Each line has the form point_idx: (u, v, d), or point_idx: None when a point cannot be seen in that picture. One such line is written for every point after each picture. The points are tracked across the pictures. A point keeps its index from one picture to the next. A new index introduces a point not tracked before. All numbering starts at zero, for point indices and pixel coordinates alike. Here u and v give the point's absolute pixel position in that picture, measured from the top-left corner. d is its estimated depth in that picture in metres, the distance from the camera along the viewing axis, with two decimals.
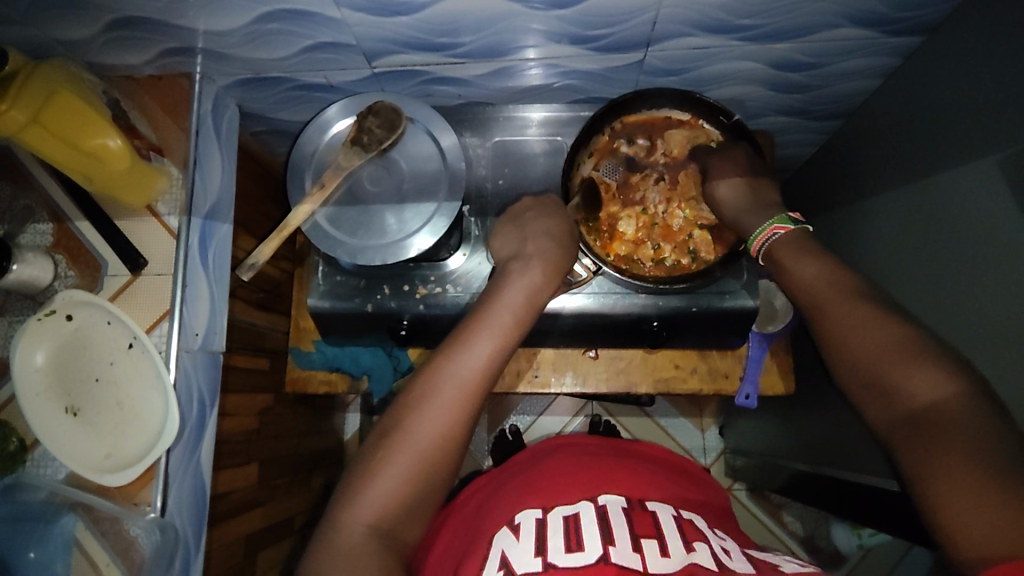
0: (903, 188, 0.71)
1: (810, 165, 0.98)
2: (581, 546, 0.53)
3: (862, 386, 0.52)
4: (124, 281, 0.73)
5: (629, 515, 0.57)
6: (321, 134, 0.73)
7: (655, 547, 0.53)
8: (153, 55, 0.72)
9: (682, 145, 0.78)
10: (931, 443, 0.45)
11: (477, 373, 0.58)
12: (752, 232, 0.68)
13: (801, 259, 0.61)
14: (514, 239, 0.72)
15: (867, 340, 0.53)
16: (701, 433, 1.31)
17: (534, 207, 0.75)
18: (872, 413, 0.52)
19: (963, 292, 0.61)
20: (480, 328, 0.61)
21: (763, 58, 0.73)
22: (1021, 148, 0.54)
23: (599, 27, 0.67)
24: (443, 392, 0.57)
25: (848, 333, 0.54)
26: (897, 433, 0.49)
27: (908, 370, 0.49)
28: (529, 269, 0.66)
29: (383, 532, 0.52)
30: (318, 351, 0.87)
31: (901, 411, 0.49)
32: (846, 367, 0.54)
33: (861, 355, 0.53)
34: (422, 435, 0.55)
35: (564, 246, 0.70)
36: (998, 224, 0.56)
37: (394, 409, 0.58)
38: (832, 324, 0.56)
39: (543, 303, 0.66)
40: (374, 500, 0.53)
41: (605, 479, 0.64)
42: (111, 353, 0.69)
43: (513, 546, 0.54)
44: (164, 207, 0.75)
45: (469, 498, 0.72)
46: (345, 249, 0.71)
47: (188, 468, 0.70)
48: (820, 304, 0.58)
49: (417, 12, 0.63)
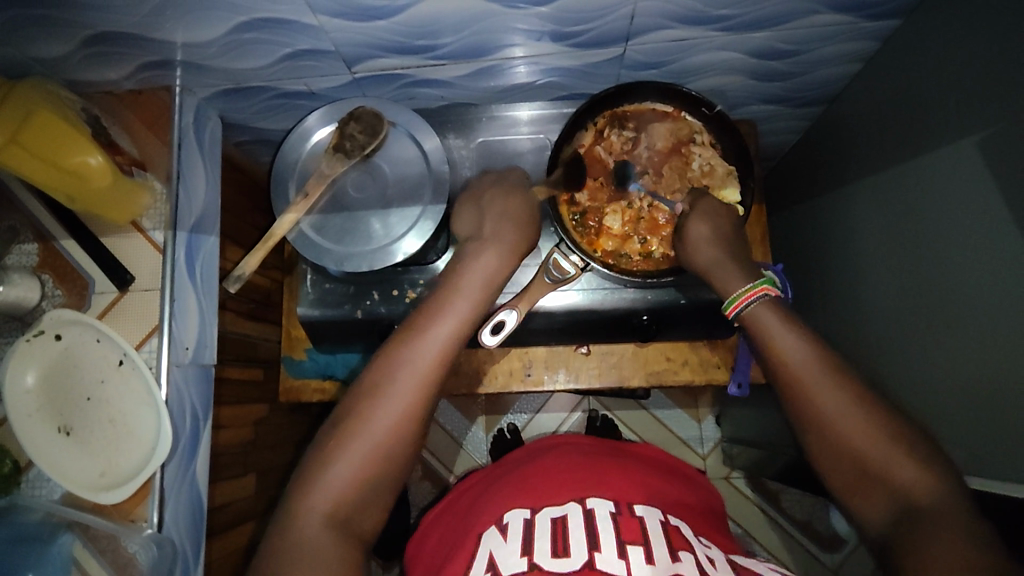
0: (885, 172, 0.71)
1: (795, 153, 0.98)
2: (567, 551, 0.52)
3: (851, 477, 0.55)
4: (112, 298, 0.73)
5: (616, 520, 0.57)
6: (303, 143, 0.73)
7: (641, 556, 0.52)
8: (132, 69, 0.72)
9: (666, 137, 0.79)
10: (922, 534, 0.48)
11: (435, 359, 0.59)
12: (731, 295, 0.66)
13: (781, 329, 0.62)
14: (474, 217, 0.72)
15: (855, 428, 0.55)
16: (697, 423, 1.31)
17: (495, 188, 0.74)
18: (868, 513, 0.54)
19: (948, 274, 0.61)
20: (436, 314, 0.61)
21: (743, 48, 0.73)
22: (1002, 127, 0.54)
23: (576, 24, 0.67)
24: (402, 377, 0.57)
25: (838, 421, 0.56)
26: (897, 529, 0.51)
27: (893, 460, 0.53)
28: (486, 249, 0.66)
29: (339, 521, 0.52)
30: (310, 359, 0.87)
31: (895, 503, 0.52)
32: (834, 457, 0.56)
33: (853, 445, 0.55)
34: (376, 420, 0.56)
35: (523, 230, 0.70)
36: (979, 205, 0.57)
37: (351, 397, 0.58)
38: (824, 410, 0.57)
39: (503, 283, 0.66)
40: (333, 485, 0.53)
41: (596, 481, 0.64)
42: (101, 371, 0.69)
43: (501, 547, 0.54)
44: (150, 223, 0.74)
45: (461, 494, 0.72)
46: (332, 256, 0.70)
47: (184, 480, 0.71)
48: (806, 385, 0.58)
49: (394, 16, 0.63)
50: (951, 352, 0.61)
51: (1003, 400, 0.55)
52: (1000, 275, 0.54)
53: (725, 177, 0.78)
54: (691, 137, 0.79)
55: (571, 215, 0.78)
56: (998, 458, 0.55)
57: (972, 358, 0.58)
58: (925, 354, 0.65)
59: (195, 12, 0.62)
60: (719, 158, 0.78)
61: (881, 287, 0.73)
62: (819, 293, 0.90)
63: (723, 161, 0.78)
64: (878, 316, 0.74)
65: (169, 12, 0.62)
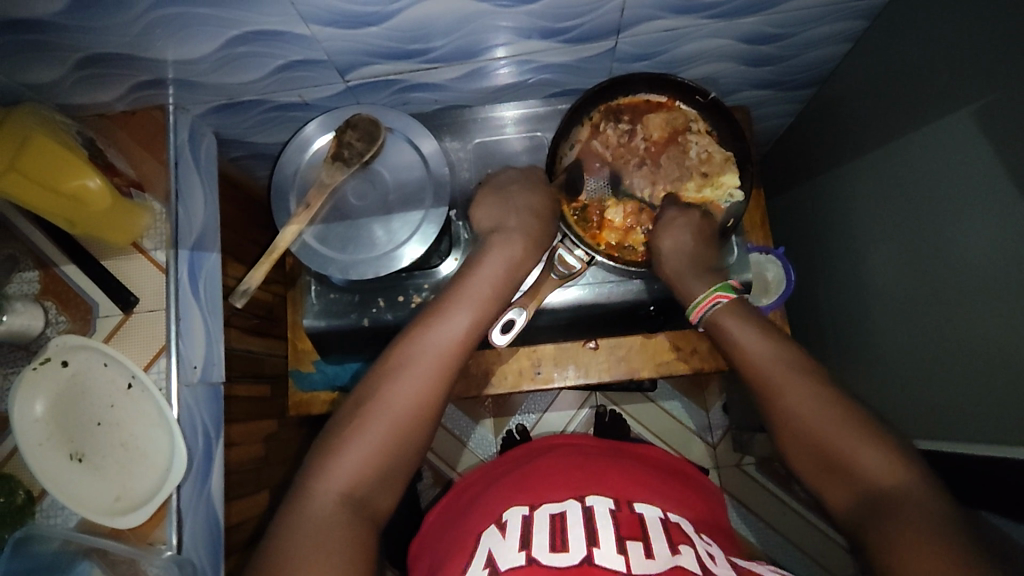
0: (882, 149, 0.72)
1: (788, 137, 0.99)
2: (565, 546, 0.52)
3: (818, 468, 0.56)
4: (118, 320, 0.72)
5: (616, 517, 0.56)
6: (302, 153, 0.73)
7: (640, 550, 0.52)
8: (125, 89, 0.72)
9: (662, 127, 0.79)
10: (885, 521, 0.49)
11: (455, 342, 0.60)
12: (691, 301, 0.70)
13: (739, 329, 0.65)
14: (497, 208, 0.73)
15: (821, 420, 0.56)
16: (706, 411, 1.31)
17: (519, 181, 0.76)
18: (839, 506, 0.54)
19: (950, 246, 0.61)
20: (455, 300, 0.62)
21: (733, 34, 0.73)
22: (999, 96, 0.54)
23: (568, 20, 0.67)
24: (423, 360, 0.58)
25: (799, 414, 0.57)
26: (866, 517, 0.51)
27: (856, 449, 0.53)
28: (511, 243, 0.68)
29: (354, 500, 0.52)
30: (318, 369, 0.87)
31: (861, 493, 0.52)
32: (802, 452, 0.57)
33: (814, 435, 0.56)
34: (396, 401, 0.56)
35: (545, 225, 0.72)
36: (979, 175, 0.57)
37: (370, 377, 0.58)
38: (785, 406, 0.58)
39: (522, 275, 0.68)
40: (349, 465, 0.53)
41: (596, 480, 0.63)
42: (110, 396, 0.68)
43: (500, 544, 0.54)
44: (150, 243, 0.74)
45: (462, 492, 0.72)
46: (337, 265, 0.70)
47: (200, 498, 0.71)
48: (768, 383, 0.60)
49: (386, 21, 0.63)
50: (956, 323, 0.61)
51: (1008, 367, 0.55)
52: (1004, 243, 0.55)
53: (723, 162, 0.78)
54: (687, 125, 0.79)
55: (572, 210, 0.78)
56: (1004, 425, 0.56)
57: (979, 329, 0.58)
58: (931, 327, 0.65)
59: (186, 29, 0.62)
60: (716, 145, 0.78)
61: (883, 264, 0.73)
62: (820, 275, 0.90)
63: (720, 147, 0.78)
64: (880, 292, 0.74)
65: (159, 29, 0.61)
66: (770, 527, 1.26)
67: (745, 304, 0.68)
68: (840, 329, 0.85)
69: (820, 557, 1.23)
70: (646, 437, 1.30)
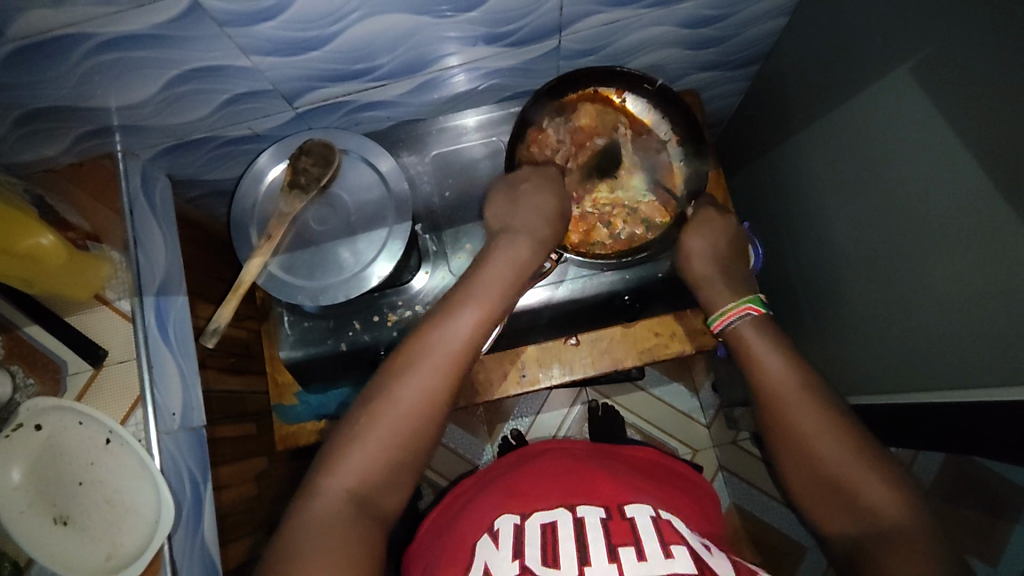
0: (830, 116, 0.73)
1: (741, 114, 1.01)
2: (557, 563, 0.50)
3: (827, 493, 0.55)
4: (89, 375, 0.70)
5: (605, 526, 0.55)
6: (258, 184, 0.72)
7: (632, 555, 0.51)
8: (70, 142, 0.71)
9: (606, 121, 0.81)
10: (889, 551, 0.49)
11: (463, 345, 0.59)
12: (719, 309, 0.70)
13: (756, 343, 0.65)
14: (505, 208, 0.73)
15: (826, 447, 0.56)
16: (696, 393, 1.33)
17: (533, 179, 0.74)
18: (836, 534, 0.54)
19: (900, 205, 0.63)
20: (464, 302, 0.62)
21: (672, 20, 0.74)
22: (929, 53, 0.55)
23: (509, 23, 0.67)
24: (432, 359, 0.58)
25: (811, 438, 0.57)
26: (864, 548, 0.51)
27: (864, 477, 0.53)
28: (518, 244, 0.68)
29: (360, 498, 0.52)
30: (302, 402, 0.85)
31: (862, 519, 0.52)
32: (806, 477, 0.57)
33: (824, 457, 0.55)
34: (405, 396, 0.55)
35: (552, 227, 0.71)
36: (919, 132, 0.58)
37: (383, 373, 0.58)
38: (802, 425, 0.58)
39: (529, 275, 0.68)
40: (355, 463, 0.53)
41: (588, 487, 0.62)
42: (90, 453, 0.66)
43: (494, 556, 0.52)
44: (114, 293, 0.73)
45: (458, 497, 0.71)
46: (307, 293, 0.69)
47: (194, 545, 0.70)
48: (777, 403, 0.60)
49: (326, 45, 0.63)
50: (913, 277, 0.62)
51: (960, 314, 0.56)
52: (945, 196, 0.56)
53: (665, 141, 0.81)
54: (615, 125, 0.81)
55: None
56: (961, 371, 0.57)
57: (934, 280, 0.59)
58: (890, 283, 0.66)
59: (125, 74, 0.61)
60: (625, 149, 0.80)
61: (842, 229, 0.75)
62: (785, 245, 0.92)
63: (636, 155, 0.80)
64: (843, 255, 0.76)
65: (97, 77, 0.61)
66: (772, 499, 1.27)
67: (768, 323, 0.67)
68: (811, 296, 0.87)
69: None
70: (638, 425, 1.31)
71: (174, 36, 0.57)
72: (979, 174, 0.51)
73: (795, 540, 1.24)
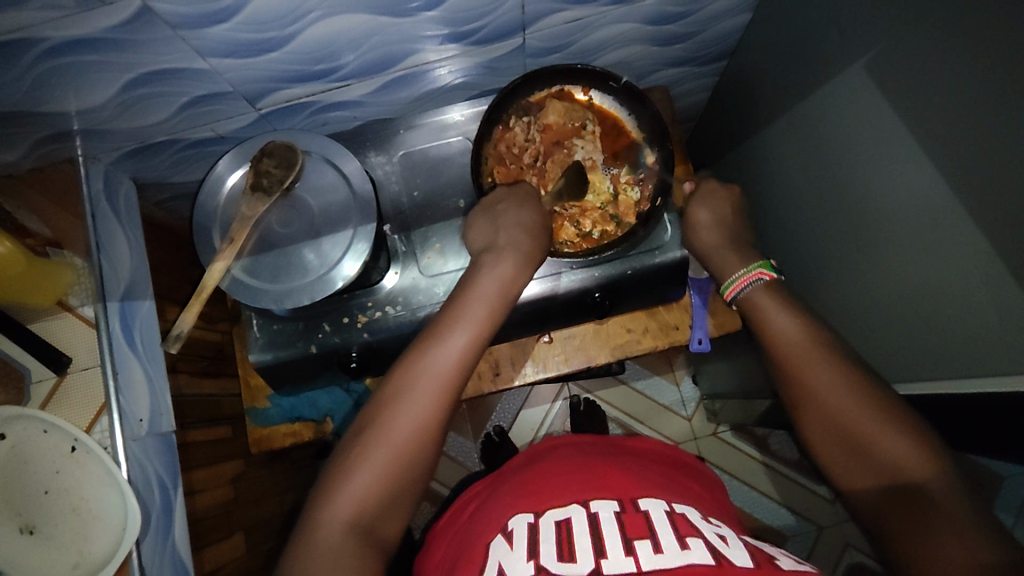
0: (794, 110, 0.73)
1: (712, 109, 1.01)
2: (573, 558, 0.48)
3: (843, 454, 0.51)
4: (53, 383, 0.68)
5: (620, 518, 0.53)
6: (218, 190, 0.71)
7: (649, 547, 0.48)
8: (29, 147, 0.69)
9: (573, 116, 0.80)
10: (913, 516, 0.45)
11: (454, 365, 0.58)
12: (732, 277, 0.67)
13: (771, 312, 0.60)
14: (488, 232, 0.72)
15: (842, 401, 0.52)
16: (676, 386, 1.34)
17: (508, 199, 0.74)
18: (856, 492, 0.50)
19: (859, 199, 0.63)
20: (453, 323, 0.61)
21: (637, 17, 0.74)
22: (882, 49, 0.56)
23: (470, 22, 0.67)
24: (421, 381, 0.57)
25: (831, 395, 0.52)
26: (890, 510, 0.47)
27: (891, 438, 0.48)
28: (502, 261, 0.67)
29: (361, 528, 0.51)
30: (273, 405, 0.88)
31: (883, 480, 0.48)
32: (823, 433, 0.53)
33: (844, 418, 0.51)
34: (398, 430, 0.55)
35: (538, 241, 0.71)
36: (876, 127, 0.58)
37: (370, 406, 0.57)
38: (815, 386, 0.53)
39: (516, 293, 0.67)
40: (354, 494, 0.52)
41: (599, 481, 0.60)
42: (54, 462, 0.64)
43: (508, 556, 0.50)
44: (77, 299, 0.72)
45: (462, 508, 0.70)
46: (271, 296, 0.69)
47: (164, 552, 0.70)
48: (790, 364, 0.56)
49: (286, 45, 0.62)
50: (872, 270, 0.63)
51: (916, 308, 0.56)
52: (901, 191, 0.56)
53: (631, 139, 0.81)
54: (583, 122, 0.81)
55: None
56: (914, 363, 0.58)
57: (891, 272, 0.60)
58: (855, 279, 0.66)
59: (80, 78, 0.60)
60: (595, 146, 0.81)
61: (806, 223, 0.75)
62: (757, 238, 0.93)
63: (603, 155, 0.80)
64: (808, 250, 0.76)
65: (52, 80, 0.59)
66: (753, 489, 1.28)
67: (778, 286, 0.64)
68: None
69: (804, 509, 1.26)
70: (620, 419, 1.32)
71: (125, 39, 0.56)
72: (931, 169, 0.52)
73: (776, 529, 1.25)
